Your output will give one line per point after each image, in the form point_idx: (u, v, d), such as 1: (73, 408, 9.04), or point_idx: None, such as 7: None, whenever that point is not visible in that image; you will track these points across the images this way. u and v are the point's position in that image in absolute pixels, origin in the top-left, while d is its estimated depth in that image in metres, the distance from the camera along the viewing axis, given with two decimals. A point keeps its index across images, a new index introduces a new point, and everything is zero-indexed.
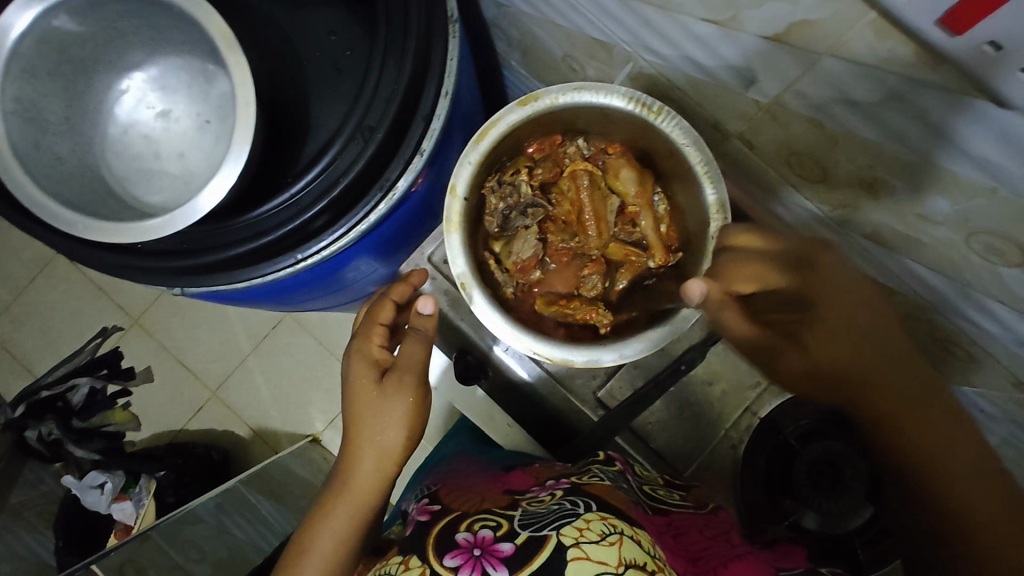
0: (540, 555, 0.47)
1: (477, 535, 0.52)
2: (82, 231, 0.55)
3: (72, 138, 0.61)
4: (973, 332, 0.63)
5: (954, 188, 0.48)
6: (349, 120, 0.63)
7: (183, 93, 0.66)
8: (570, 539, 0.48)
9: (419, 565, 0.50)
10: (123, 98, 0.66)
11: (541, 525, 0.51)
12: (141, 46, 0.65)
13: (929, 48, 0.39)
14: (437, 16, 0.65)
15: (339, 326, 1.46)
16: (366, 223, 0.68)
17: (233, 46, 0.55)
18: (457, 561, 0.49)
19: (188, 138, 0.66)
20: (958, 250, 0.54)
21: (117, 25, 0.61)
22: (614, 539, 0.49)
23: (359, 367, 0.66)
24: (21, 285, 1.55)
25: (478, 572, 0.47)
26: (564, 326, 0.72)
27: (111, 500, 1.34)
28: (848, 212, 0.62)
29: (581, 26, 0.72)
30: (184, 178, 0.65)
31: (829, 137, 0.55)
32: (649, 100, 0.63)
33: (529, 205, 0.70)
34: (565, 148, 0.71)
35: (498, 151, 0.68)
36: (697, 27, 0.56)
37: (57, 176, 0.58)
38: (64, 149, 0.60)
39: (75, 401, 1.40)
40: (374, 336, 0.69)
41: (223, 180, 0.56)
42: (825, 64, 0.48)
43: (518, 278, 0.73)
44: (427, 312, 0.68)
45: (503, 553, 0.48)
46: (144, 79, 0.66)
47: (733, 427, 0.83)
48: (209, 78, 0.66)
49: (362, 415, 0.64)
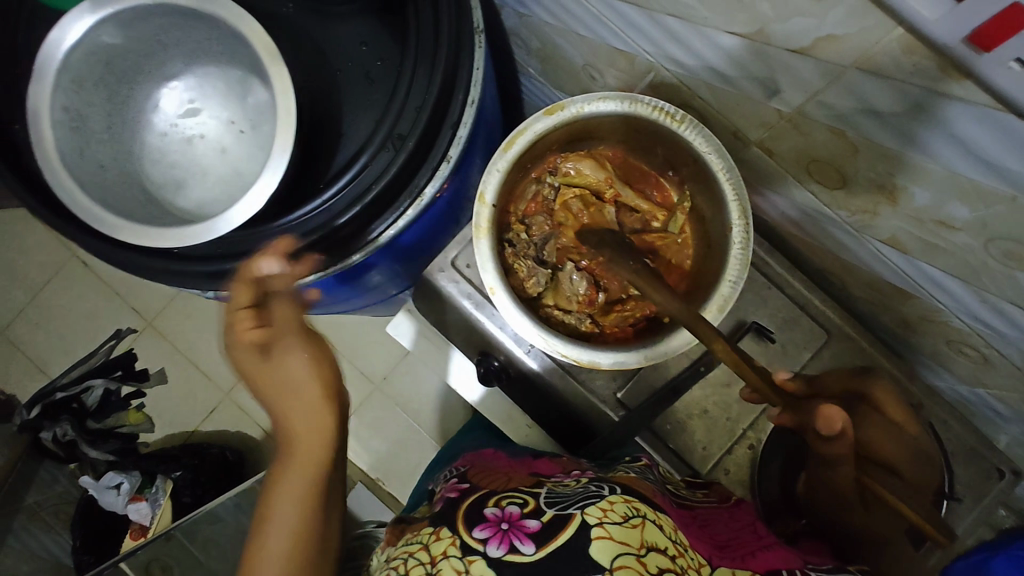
0: (565, 531, 0.48)
1: (505, 510, 0.53)
2: (126, 236, 0.57)
3: (113, 146, 0.63)
4: (985, 335, 0.65)
5: (975, 196, 0.50)
6: (380, 129, 0.65)
7: (219, 101, 0.68)
8: (594, 518, 0.49)
9: (450, 536, 0.52)
10: (162, 106, 0.68)
11: (566, 505, 0.52)
12: (181, 57, 0.67)
13: (955, 63, 0.40)
14: (464, 28, 0.67)
15: (350, 328, 1.47)
16: (394, 228, 0.69)
17: (275, 58, 0.57)
18: (485, 533, 0.50)
19: (225, 144, 0.68)
20: (976, 256, 0.56)
21: (161, 37, 0.64)
22: (636, 521, 0.50)
23: (296, 356, 0.59)
24: (34, 288, 1.56)
25: (506, 545, 0.48)
26: (630, 328, 0.73)
27: (128, 500, 1.39)
28: (867, 218, 0.64)
29: (604, 37, 0.74)
30: (224, 184, 0.66)
31: (850, 145, 0.57)
32: (673, 109, 0.65)
33: (546, 239, 0.75)
34: (545, 188, 0.74)
35: (502, 197, 0.69)
36: (720, 39, 0.58)
37: (101, 182, 0.60)
38: (106, 157, 0.62)
39: (90, 402, 1.43)
40: (247, 321, 0.58)
41: (263, 188, 0.58)
42: (850, 76, 0.49)
43: (581, 312, 0.74)
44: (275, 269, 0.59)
45: (530, 529, 0.49)
46: (182, 87, 0.68)
47: (751, 426, 0.82)
48: (244, 86, 0.68)
49: (295, 403, 0.59)
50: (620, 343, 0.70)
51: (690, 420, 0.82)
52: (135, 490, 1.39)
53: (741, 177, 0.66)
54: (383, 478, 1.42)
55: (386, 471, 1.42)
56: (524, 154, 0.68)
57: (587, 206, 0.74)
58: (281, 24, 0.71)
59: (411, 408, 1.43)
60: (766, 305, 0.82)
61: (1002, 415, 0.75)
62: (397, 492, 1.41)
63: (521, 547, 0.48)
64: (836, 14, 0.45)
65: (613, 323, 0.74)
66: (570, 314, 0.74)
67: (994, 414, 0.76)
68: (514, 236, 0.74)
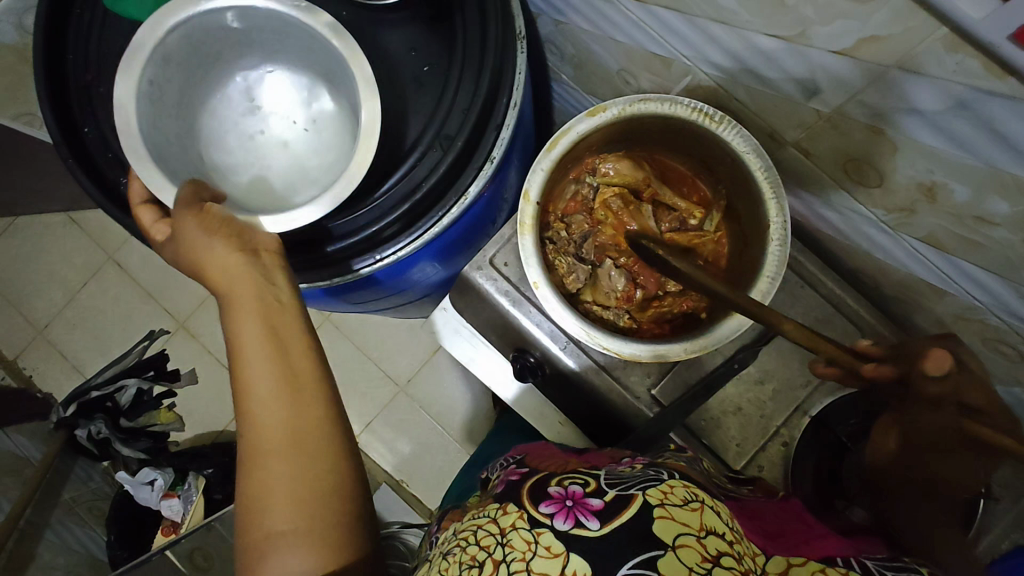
0: (628, 510, 0.51)
1: (568, 489, 0.55)
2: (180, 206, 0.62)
3: (179, 122, 0.68)
4: (1022, 332, 0.66)
5: (1017, 191, 0.51)
6: (429, 130, 0.69)
7: (285, 104, 0.74)
8: (656, 499, 0.52)
9: (517, 510, 0.54)
10: (232, 100, 0.73)
11: (627, 486, 0.55)
12: (260, 53, 0.71)
13: (999, 61, 0.42)
14: (509, 35, 0.70)
15: (378, 330, 1.50)
16: (439, 226, 0.72)
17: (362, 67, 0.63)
18: (551, 508, 0.53)
19: (288, 139, 0.74)
20: (1015, 251, 0.57)
21: (252, 35, 0.69)
22: (695, 505, 0.52)
23: (210, 256, 0.60)
24: (74, 289, 1.61)
25: (572, 520, 0.51)
26: (667, 323, 0.75)
27: (161, 496, 1.42)
28: (904, 216, 0.65)
29: (642, 42, 0.76)
30: (285, 177, 0.73)
31: (889, 144, 0.59)
32: (712, 110, 0.67)
33: (584, 237, 0.77)
34: (584, 188, 0.77)
35: (545, 196, 0.72)
36: (762, 42, 0.60)
37: (166, 151, 0.65)
38: (172, 133, 0.67)
39: (123, 401, 1.44)
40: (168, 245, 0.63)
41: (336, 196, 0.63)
42: (892, 75, 0.51)
43: (621, 308, 0.76)
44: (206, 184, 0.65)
45: (594, 506, 0.52)
46: (253, 83, 0.74)
47: (785, 423, 0.83)
48: (310, 92, 0.74)
49: (242, 321, 0.59)
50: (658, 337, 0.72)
51: (723, 417, 0.84)
52: (167, 486, 1.43)
53: (780, 177, 0.67)
54: (409, 479, 1.44)
55: (412, 472, 1.44)
56: (567, 153, 0.71)
57: (625, 205, 0.76)
58: None
59: (437, 409, 1.45)
60: (800, 304, 0.83)
61: None
62: (422, 492, 1.42)
63: (586, 522, 0.51)
64: (881, 15, 0.47)
65: (650, 319, 0.76)
66: (608, 310, 0.76)
67: None
68: (554, 234, 0.77)
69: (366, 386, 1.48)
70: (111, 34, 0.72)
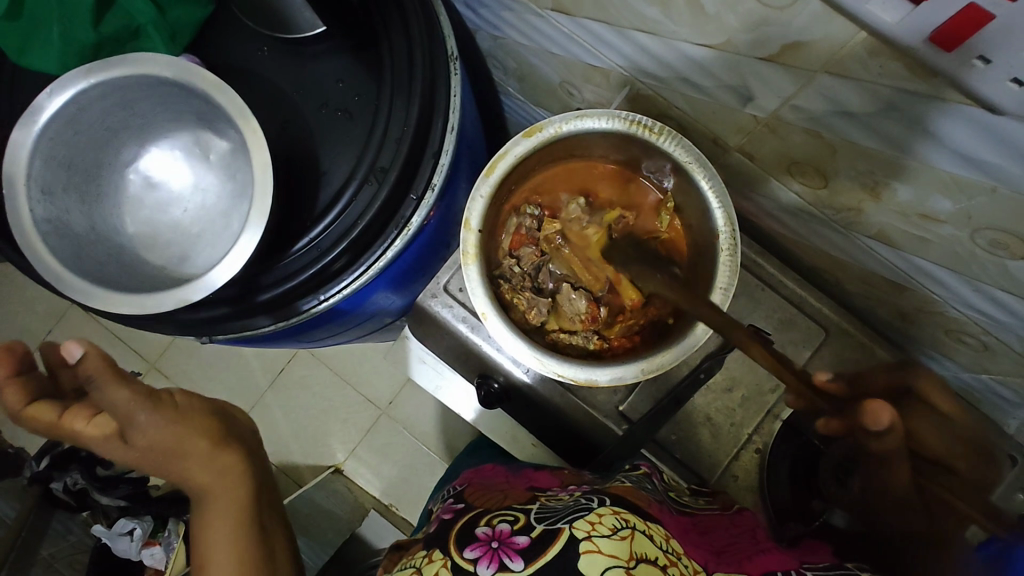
0: (553, 547, 0.48)
1: (495, 529, 0.54)
2: (173, 218, 0.71)
3: (101, 217, 0.68)
4: (982, 323, 0.65)
5: (957, 189, 0.50)
6: (362, 164, 0.67)
7: (147, 221, 0.71)
8: (582, 532, 0.49)
9: (442, 557, 0.53)
10: (135, 192, 0.71)
11: (555, 519, 0.52)
12: (131, 139, 0.70)
13: (919, 62, 0.41)
14: (437, 59, 0.67)
15: (353, 355, 1.46)
16: (384, 259, 0.70)
17: (247, 116, 0.62)
18: (476, 553, 0.51)
19: (174, 208, 0.72)
20: (964, 247, 0.55)
21: (107, 124, 0.67)
22: (625, 533, 0.49)
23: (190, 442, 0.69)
24: (38, 338, 1.55)
25: (496, 563, 0.49)
26: (635, 336, 0.72)
27: (141, 546, 1.36)
28: (853, 215, 0.64)
29: (578, 54, 0.74)
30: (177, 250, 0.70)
31: (828, 146, 0.57)
32: (649, 121, 0.65)
33: (541, 263, 0.75)
34: (523, 219, 0.74)
35: (489, 227, 0.70)
36: (692, 51, 0.58)
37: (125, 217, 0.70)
38: (106, 224, 0.68)
39: (100, 449, 1.39)
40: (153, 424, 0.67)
41: (237, 255, 0.61)
42: (820, 80, 0.50)
43: (589, 329, 0.73)
44: (79, 353, 0.64)
45: (519, 545, 0.50)
46: (133, 192, 0.71)
47: (756, 429, 0.82)
48: (204, 142, 0.72)
49: (220, 532, 0.67)
50: (614, 356, 0.70)
51: (694, 428, 0.82)
52: (148, 535, 1.37)
53: (725, 184, 0.66)
54: (396, 504, 1.40)
55: (399, 497, 1.40)
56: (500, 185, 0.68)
57: (570, 239, 0.74)
58: (254, 66, 0.72)
59: (419, 430, 1.42)
60: (763, 308, 0.80)
61: (1010, 401, 0.74)
62: (410, 516, 1.39)
63: (510, 564, 0.49)
64: (800, 21, 0.45)
65: (619, 334, 0.73)
66: (575, 334, 0.73)
67: (1004, 402, 0.75)
68: (507, 271, 0.73)
69: (345, 413, 1.44)
70: (27, 85, 0.69)
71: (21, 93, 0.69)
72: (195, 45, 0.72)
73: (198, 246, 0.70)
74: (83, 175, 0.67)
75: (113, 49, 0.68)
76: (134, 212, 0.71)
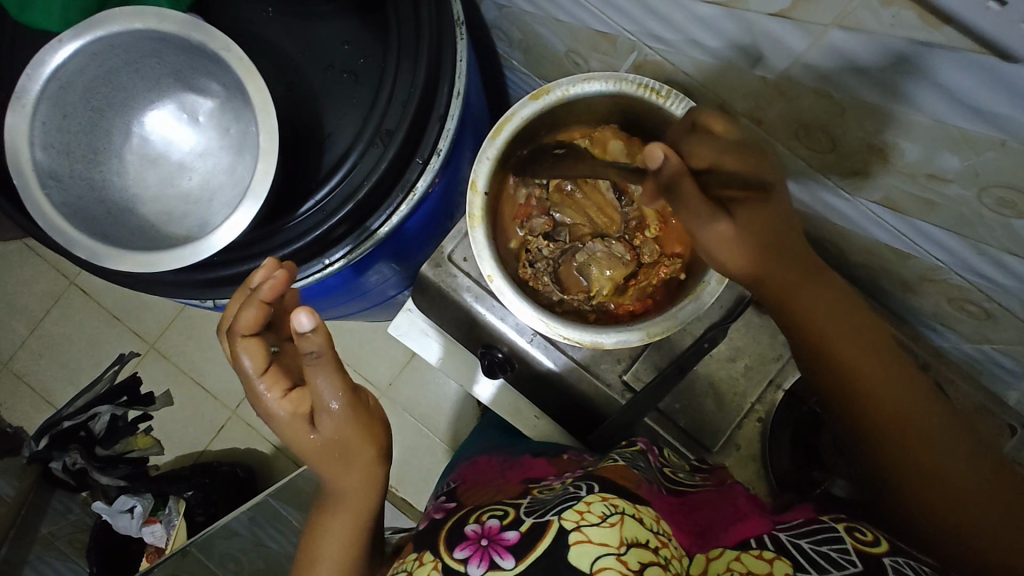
0: (542, 542, 0.48)
1: (484, 525, 0.53)
2: (176, 184, 0.70)
3: (111, 195, 0.67)
4: (985, 289, 0.65)
5: (965, 146, 0.50)
6: (367, 127, 0.66)
7: (156, 189, 0.69)
8: (571, 523, 0.48)
9: (432, 559, 0.53)
10: (135, 164, 0.70)
11: (544, 512, 0.52)
12: (118, 116, 0.69)
13: (933, 8, 0.40)
14: (443, 23, 0.66)
15: (353, 336, 1.45)
16: (389, 225, 0.69)
17: (252, 73, 0.61)
18: (466, 552, 0.51)
19: (178, 175, 0.70)
20: (971, 208, 0.56)
21: (92, 101, 0.66)
22: (615, 519, 0.49)
23: (348, 438, 0.60)
24: (36, 319, 1.54)
25: (487, 561, 0.49)
26: (648, 298, 0.71)
27: (142, 523, 1.36)
28: (859, 179, 0.64)
29: (584, 20, 0.74)
30: (193, 216, 0.68)
31: (837, 107, 0.57)
32: (657, 85, 0.65)
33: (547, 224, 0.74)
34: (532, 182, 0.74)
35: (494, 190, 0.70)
36: (701, 11, 0.58)
37: (128, 192, 0.68)
38: (115, 200, 0.67)
39: (98, 429, 1.39)
40: (329, 420, 0.59)
41: (240, 216, 0.61)
42: (831, 35, 0.49)
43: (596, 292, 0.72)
44: (308, 330, 0.53)
45: (509, 541, 0.50)
46: (136, 164, 0.70)
47: (758, 399, 0.82)
48: (189, 101, 0.70)
49: (332, 525, 0.61)
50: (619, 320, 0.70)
51: (697, 399, 0.82)
52: (148, 512, 1.37)
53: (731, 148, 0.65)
54: (397, 485, 1.40)
55: (400, 477, 1.39)
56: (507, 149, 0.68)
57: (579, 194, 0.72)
58: (258, 28, 0.71)
59: (420, 410, 1.41)
60: None
61: (1011, 371, 0.75)
62: (411, 496, 1.39)
63: (501, 562, 0.49)
64: None
65: (632, 299, 0.72)
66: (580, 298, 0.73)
67: (1005, 372, 0.76)
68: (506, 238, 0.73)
69: None
70: (26, 46, 0.68)
71: (21, 54, 0.68)
72: (198, 8, 0.72)
73: (209, 204, 0.69)
74: (86, 157, 0.66)
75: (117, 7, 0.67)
76: (140, 185, 0.69)
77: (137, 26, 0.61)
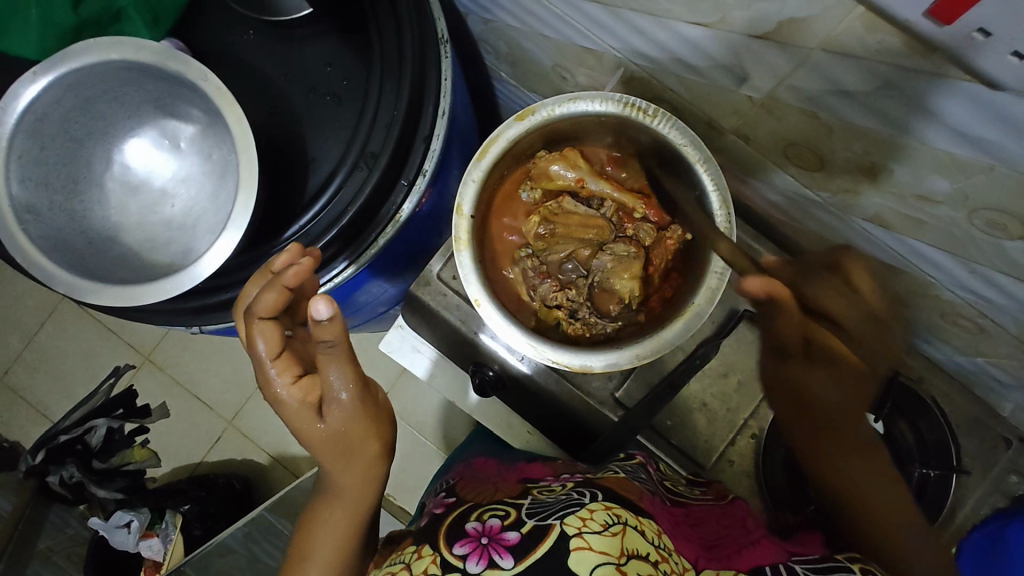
0: (543, 544, 0.47)
1: (485, 523, 0.53)
2: (159, 210, 0.69)
3: (93, 225, 0.66)
4: (977, 305, 0.64)
5: (954, 169, 0.49)
6: (352, 150, 0.65)
7: (139, 217, 0.69)
8: (573, 530, 0.48)
9: (431, 553, 0.52)
10: (117, 192, 0.69)
11: (545, 515, 0.52)
12: (98, 146, 0.68)
13: (917, 36, 0.40)
14: (427, 44, 0.66)
15: None
16: (376, 247, 0.69)
17: (230, 102, 0.60)
18: (466, 549, 0.50)
19: (161, 202, 0.70)
20: (961, 227, 0.55)
21: (71, 133, 0.65)
22: (616, 529, 0.49)
23: (355, 430, 0.59)
24: (29, 333, 1.53)
25: (486, 559, 0.48)
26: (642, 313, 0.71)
27: (139, 537, 1.33)
28: (848, 197, 0.63)
29: (569, 36, 0.73)
30: (175, 243, 0.68)
31: (824, 127, 0.56)
32: (644, 104, 0.64)
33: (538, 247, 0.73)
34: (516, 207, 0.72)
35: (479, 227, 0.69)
36: (686, 31, 0.57)
37: (110, 221, 0.67)
38: (97, 230, 0.66)
39: (95, 442, 1.33)
40: (338, 410, 0.58)
41: (223, 245, 0.60)
42: (816, 58, 0.49)
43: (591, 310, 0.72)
44: (325, 318, 0.52)
45: (510, 541, 0.49)
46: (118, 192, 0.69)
47: (752, 414, 0.82)
48: (171, 127, 0.70)
49: (330, 518, 0.60)
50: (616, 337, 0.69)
51: (690, 414, 0.82)
52: (146, 526, 1.34)
53: (720, 167, 0.64)
54: (394, 495, 1.40)
55: (398, 487, 1.39)
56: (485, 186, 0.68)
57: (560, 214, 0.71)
58: (241, 52, 0.71)
59: (416, 420, 1.40)
60: None
61: (1005, 384, 0.74)
62: (409, 505, 1.39)
63: (500, 561, 0.48)
64: None
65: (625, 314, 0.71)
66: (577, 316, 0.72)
67: (1000, 386, 0.75)
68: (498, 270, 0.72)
69: None
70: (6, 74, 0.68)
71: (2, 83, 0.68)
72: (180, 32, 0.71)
73: (192, 231, 0.68)
74: (66, 189, 0.65)
75: (95, 33, 0.67)
76: (123, 213, 0.68)
77: (112, 57, 0.61)
